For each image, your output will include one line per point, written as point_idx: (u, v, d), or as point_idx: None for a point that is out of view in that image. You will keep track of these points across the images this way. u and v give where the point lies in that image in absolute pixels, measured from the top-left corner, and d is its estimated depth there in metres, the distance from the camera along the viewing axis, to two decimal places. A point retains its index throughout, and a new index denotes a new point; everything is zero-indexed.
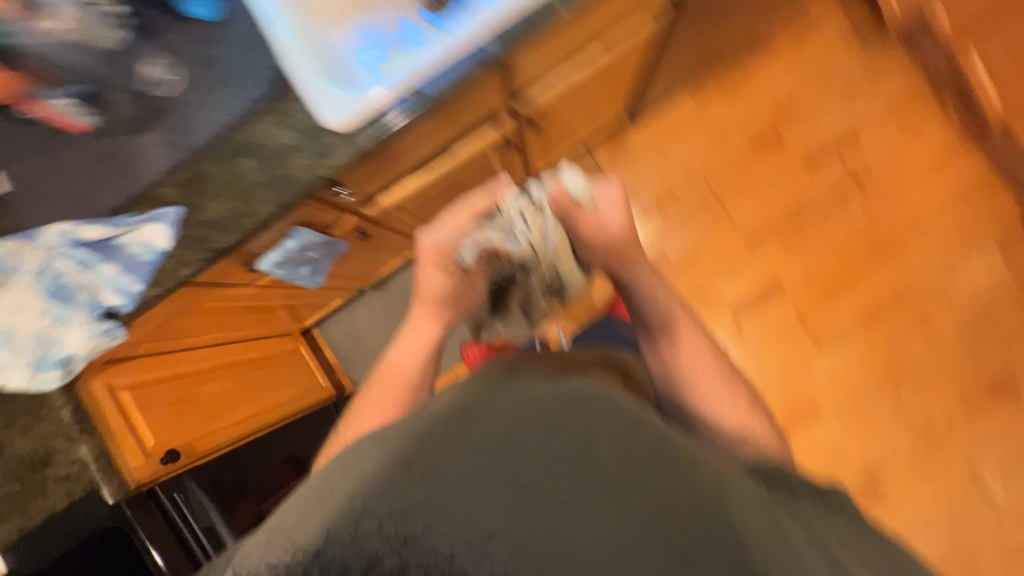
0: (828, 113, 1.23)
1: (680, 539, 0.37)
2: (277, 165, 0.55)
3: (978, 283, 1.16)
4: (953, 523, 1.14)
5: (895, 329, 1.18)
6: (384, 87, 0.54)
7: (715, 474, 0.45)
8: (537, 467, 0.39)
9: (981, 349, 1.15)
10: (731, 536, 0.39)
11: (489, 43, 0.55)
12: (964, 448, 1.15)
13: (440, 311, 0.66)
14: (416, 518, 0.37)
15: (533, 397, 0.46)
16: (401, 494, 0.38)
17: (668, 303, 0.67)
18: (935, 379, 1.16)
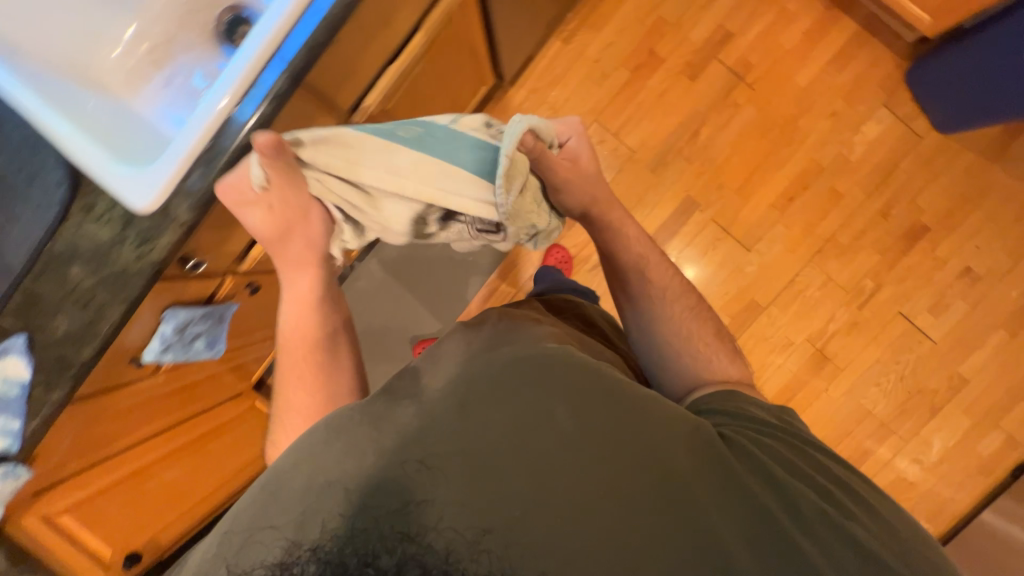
0: (697, 14, 1.20)
1: (604, 462, 0.47)
2: (108, 264, 0.53)
3: (876, 140, 1.20)
4: (900, 368, 1.23)
5: (809, 210, 1.21)
6: (176, 152, 0.51)
7: (639, 423, 0.50)
8: (483, 423, 0.47)
9: (889, 204, 1.20)
10: (641, 452, 0.48)
11: (270, 76, 0.53)
12: (896, 299, 1.22)
13: (280, 241, 0.60)
14: (384, 488, 0.44)
15: (478, 385, 0.50)
16: (376, 490, 0.43)
17: (642, 245, 0.78)
18: (857, 245, 1.21)
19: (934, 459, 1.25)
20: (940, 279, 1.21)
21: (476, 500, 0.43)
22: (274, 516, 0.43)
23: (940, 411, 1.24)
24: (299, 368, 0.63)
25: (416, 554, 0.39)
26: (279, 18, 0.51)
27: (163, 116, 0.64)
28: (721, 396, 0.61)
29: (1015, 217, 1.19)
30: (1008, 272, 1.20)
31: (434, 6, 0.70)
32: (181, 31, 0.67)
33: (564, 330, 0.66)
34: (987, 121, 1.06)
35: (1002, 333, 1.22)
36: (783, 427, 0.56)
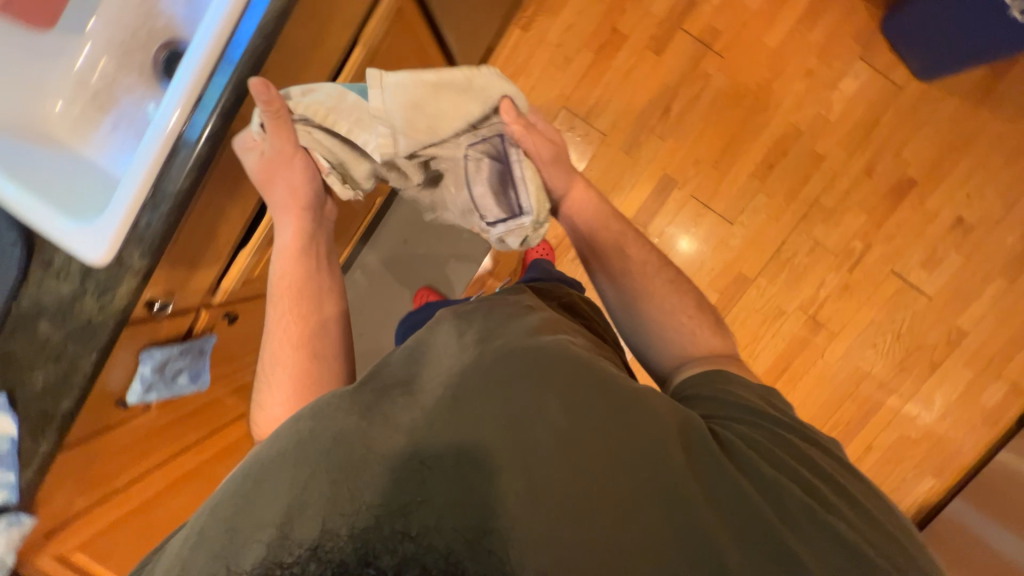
0: None
1: (610, 454, 0.41)
2: (73, 317, 0.55)
3: (854, 96, 1.16)
4: (896, 326, 1.22)
5: (790, 176, 1.18)
6: (117, 204, 0.52)
7: (643, 418, 0.44)
8: (474, 415, 0.42)
9: (872, 162, 1.17)
10: (641, 447, 0.42)
11: (197, 117, 0.52)
12: (887, 258, 1.20)
13: (267, 190, 0.61)
14: (352, 495, 0.38)
15: (474, 375, 0.45)
16: (360, 486, 0.38)
17: (617, 222, 0.74)
18: (844, 206, 1.19)
19: (935, 415, 1.25)
20: (931, 233, 1.18)
21: (476, 499, 0.38)
22: (247, 515, 0.38)
23: (940, 366, 1.23)
24: (288, 329, 0.61)
25: (417, 555, 0.35)
26: (198, 61, 0.51)
27: (113, 162, 0.65)
28: (705, 379, 0.57)
29: (1005, 161, 1.15)
30: (1002, 218, 1.17)
31: (370, 17, 0.68)
32: (120, 73, 0.67)
33: (548, 314, 0.59)
34: (965, 66, 1.03)
35: (1000, 282, 1.19)
36: (770, 417, 0.50)
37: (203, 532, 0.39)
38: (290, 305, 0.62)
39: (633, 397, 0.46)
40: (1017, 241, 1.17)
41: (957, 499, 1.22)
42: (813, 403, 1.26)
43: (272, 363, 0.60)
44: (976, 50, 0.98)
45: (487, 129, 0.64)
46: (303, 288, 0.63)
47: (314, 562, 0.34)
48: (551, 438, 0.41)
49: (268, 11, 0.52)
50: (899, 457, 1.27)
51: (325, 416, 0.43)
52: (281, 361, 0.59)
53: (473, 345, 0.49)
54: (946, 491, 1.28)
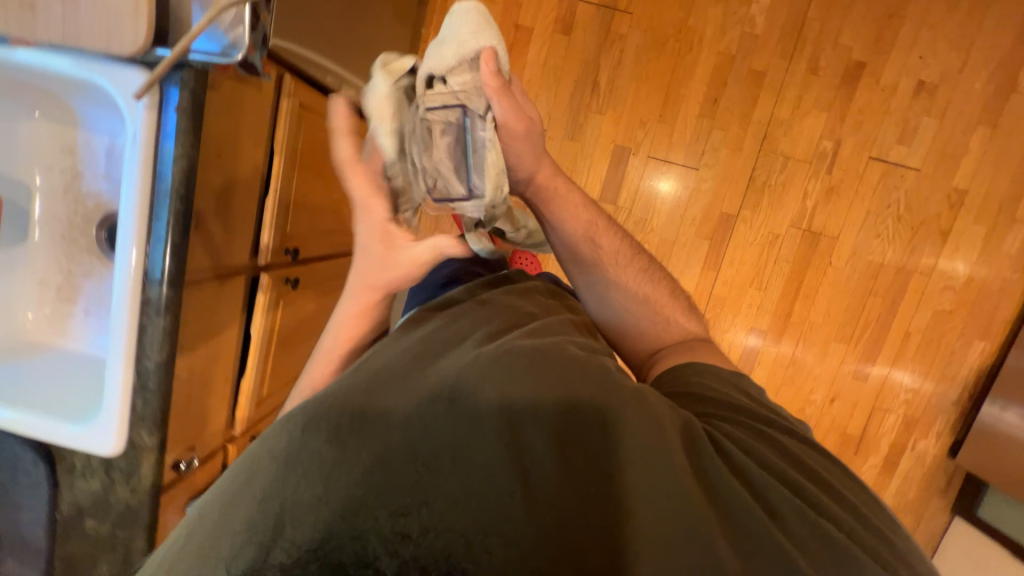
0: None
1: (614, 431, 0.40)
2: (112, 507, 0.59)
3: (773, 2, 1.12)
4: (893, 208, 1.19)
5: (737, 102, 1.16)
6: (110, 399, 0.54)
7: (649, 413, 0.42)
8: (475, 407, 0.39)
9: (813, 60, 1.13)
10: (645, 440, 0.40)
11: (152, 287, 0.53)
12: (861, 147, 1.16)
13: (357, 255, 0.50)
14: (343, 510, 0.35)
15: (470, 371, 0.41)
16: (357, 498, 0.36)
17: (587, 212, 0.67)
18: (801, 113, 1.16)
19: (963, 279, 1.22)
20: (897, 107, 1.14)
21: (475, 496, 0.36)
22: (240, 519, 0.35)
23: (951, 231, 1.20)
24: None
25: (416, 555, 0.34)
26: (131, 243, 0.51)
27: (94, 342, 0.68)
28: (686, 374, 0.57)
29: (948, 9, 1.10)
30: (963, 67, 1.12)
31: (276, 125, 0.68)
32: (71, 263, 0.68)
33: (550, 317, 0.56)
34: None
35: (984, 129, 1.15)
36: (754, 416, 0.50)
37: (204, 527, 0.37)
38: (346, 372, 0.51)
39: (638, 397, 0.43)
40: (985, 84, 1.13)
41: (1010, 355, 1.19)
42: (838, 310, 1.25)
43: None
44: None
45: (460, 89, 0.46)
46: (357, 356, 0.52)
47: (317, 563, 0.34)
48: (550, 427, 0.39)
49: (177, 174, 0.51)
50: (940, 332, 1.25)
51: (321, 418, 0.40)
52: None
53: (469, 344, 0.46)
54: (998, 349, 1.25)
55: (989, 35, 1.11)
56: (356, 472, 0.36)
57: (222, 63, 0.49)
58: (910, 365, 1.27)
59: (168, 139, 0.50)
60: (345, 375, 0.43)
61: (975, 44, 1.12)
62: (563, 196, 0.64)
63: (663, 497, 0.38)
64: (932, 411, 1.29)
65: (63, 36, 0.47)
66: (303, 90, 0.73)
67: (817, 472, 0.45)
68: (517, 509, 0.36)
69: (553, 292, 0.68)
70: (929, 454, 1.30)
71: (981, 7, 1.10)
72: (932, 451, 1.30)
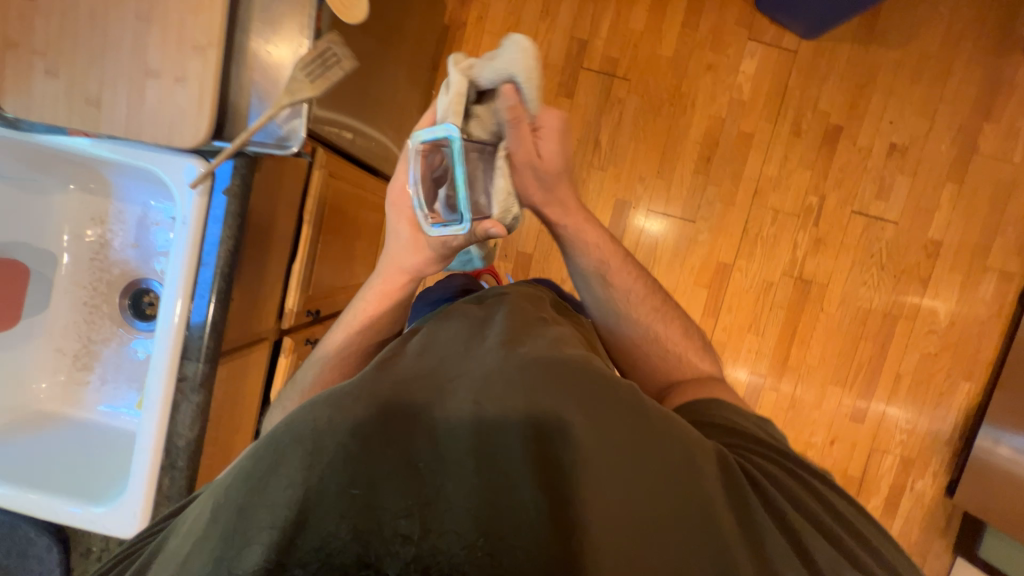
0: (547, 37, 1.25)
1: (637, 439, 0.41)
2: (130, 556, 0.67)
3: (757, 72, 1.23)
4: (876, 258, 1.27)
5: (727, 159, 1.24)
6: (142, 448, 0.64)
7: (664, 429, 0.44)
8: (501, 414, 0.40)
9: (794, 123, 1.23)
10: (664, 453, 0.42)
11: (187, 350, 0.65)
12: (843, 202, 1.25)
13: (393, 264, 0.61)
14: (363, 514, 0.36)
15: (497, 379, 0.41)
16: (369, 503, 0.36)
17: (602, 248, 0.71)
18: (787, 171, 1.24)
19: (945, 323, 1.29)
20: (873, 165, 1.24)
21: (489, 502, 0.37)
22: (266, 509, 0.36)
23: (930, 279, 1.27)
24: (345, 361, 0.62)
25: (418, 555, 0.35)
26: (177, 303, 0.63)
27: (100, 411, 0.85)
28: (721, 407, 0.59)
29: (912, 80, 1.23)
30: (929, 132, 1.23)
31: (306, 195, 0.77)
32: (89, 342, 0.86)
33: (566, 327, 0.57)
34: (848, 14, 1.07)
35: (952, 185, 1.25)
36: (778, 451, 0.52)
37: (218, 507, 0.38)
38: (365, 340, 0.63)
39: (659, 419, 0.44)
40: (949, 146, 1.24)
41: (994, 396, 1.25)
42: (831, 354, 1.30)
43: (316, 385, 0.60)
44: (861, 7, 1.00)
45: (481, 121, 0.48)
46: (375, 328, 0.64)
47: (317, 564, 0.35)
48: (574, 442, 0.39)
49: (220, 251, 0.65)
50: (928, 374, 1.30)
51: (343, 411, 0.40)
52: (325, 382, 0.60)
53: (493, 346, 0.46)
54: (983, 390, 1.31)
55: (949, 104, 1.23)
56: (376, 475, 0.37)
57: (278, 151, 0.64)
58: (902, 407, 1.31)
59: (215, 221, 0.65)
60: (370, 372, 0.43)
61: (938, 112, 1.23)
62: (573, 229, 0.69)
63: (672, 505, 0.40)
64: (927, 452, 1.33)
65: (125, 134, 0.65)
66: (330, 159, 0.81)
67: (857, 527, 0.45)
68: (530, 513, 0.37)
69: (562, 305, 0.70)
70: (927, 494, 1.33)
71: (940, 80, 1.23)
72: (930, 490, 1.33)
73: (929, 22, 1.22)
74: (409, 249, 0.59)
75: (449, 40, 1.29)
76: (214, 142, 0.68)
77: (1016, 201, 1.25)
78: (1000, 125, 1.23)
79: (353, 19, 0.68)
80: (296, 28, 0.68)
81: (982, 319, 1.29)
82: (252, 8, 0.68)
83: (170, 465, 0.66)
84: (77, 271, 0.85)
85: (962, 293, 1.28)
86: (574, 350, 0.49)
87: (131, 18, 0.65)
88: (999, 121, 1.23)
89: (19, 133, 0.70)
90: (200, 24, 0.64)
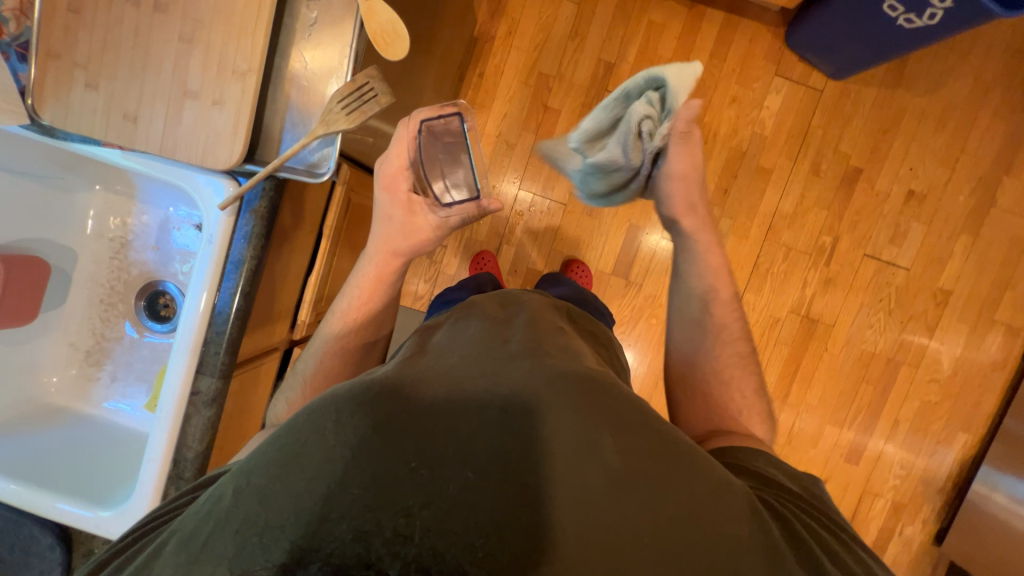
0: (575, 57, 1.30)
1: (632, 453, 0.48)
2: None
3: (781, 109, 1.24)
4: (886, 302, 1.27)
5: (744, 192, 1.25)
6: (158, 438, 0.75)
7: (659, 446, 0.50)
8: (494, 432, 0.47)
9: (810, 159, 1.24)
10: (654, 467, 0.48)
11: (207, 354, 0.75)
12: (856, 245, 1.25)
13: (388, 247, 0.75)
14: (366, 511, 0.42)
15: (523, 387, 0.50)
16: (375, 502, 0.42)
17: (717, 279, 0.81)
18: (803, 209, 1.25)
19: (948, 373, 1.29)
20: (889, 211, 1.24)
21: (488, 509, 0.43)
22: (292, 502, 0.42)
23: (936, 328, 1.27)
24: (345, 343, 0.76)
25: (416, 555, 0.40)
26: (198, 312, 0.73)
27: (108, 403, 0.97)
28: (754, 450, 0.66)
29: (936, 127, 1.23)
30: (948, 181, 1.23)
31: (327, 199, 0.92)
32: (101, 341, 0.97)
33: (576, 341, 0.65)
34: (874, 64, 1.11)
35: (966, 238, 1.25)
36: (806, 501, 0.56)
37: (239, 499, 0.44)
38: (359, 326, 0.77)
39: (654, 437, 0.51)
40: (967, 198, 1.24)
41: (991, 452, 1.25)
42: (832, 395, 1.30)
43: (317, 370, 0.74)
44: (886, 55, 1.06)
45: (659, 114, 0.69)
46: (364, 318, 0.77)
47: (319, 563, 0.40)
48: (575, 454, 0.47)
49: (241, 269, 0.74)
50: (927, 422, 1.31)
51: (364, 408, 0.47)
52: (325, 368, 0.74)
53: (521, 364, 0.53)
54: (980, 443, 1.31)
55: (970, 155, 1.23)
56: (383, 476, 0.43)
57: (311, 181, 0.73)
58: (898, 453, 1.32)
59: (239, 239, 0.74)
60: (389, 376, 0.51)
61: (959, 163, 1.23)
62: (704, 248, 0.80)
63: (660, 517, 0.46)
64: (921, 500, 1.33)
65: (159, 149, 0.71)
66: (349, 170, 0.94)
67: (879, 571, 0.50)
68: (525, 519, 0.43)
69: (575, 316, 0.79)
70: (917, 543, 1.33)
71: (964, 130, 1.23)
72: (918, 537, 1.33)
73: (960, 71, 1.22)
74: (403, 233, 0.74)
75: (477, 51, 1.32)
76: (246, 164, 0.74)
77: None
78: (1019, 181, 1.23)
79: (393, 56, 0.70)
80: (335, 61, 0.74)
81: (989, 373, 1.29)
82: (294, 40, 0.74)
83: (178, 475, 0.77)
84: (98, 270, 0.97)
85: (970, 346, 1.28)
86: (593, 364, 0.57)
87: (175, 39, 0.69)
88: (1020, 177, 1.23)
89: (53, 140, 0.77)
90: (242, 50, 0.69)
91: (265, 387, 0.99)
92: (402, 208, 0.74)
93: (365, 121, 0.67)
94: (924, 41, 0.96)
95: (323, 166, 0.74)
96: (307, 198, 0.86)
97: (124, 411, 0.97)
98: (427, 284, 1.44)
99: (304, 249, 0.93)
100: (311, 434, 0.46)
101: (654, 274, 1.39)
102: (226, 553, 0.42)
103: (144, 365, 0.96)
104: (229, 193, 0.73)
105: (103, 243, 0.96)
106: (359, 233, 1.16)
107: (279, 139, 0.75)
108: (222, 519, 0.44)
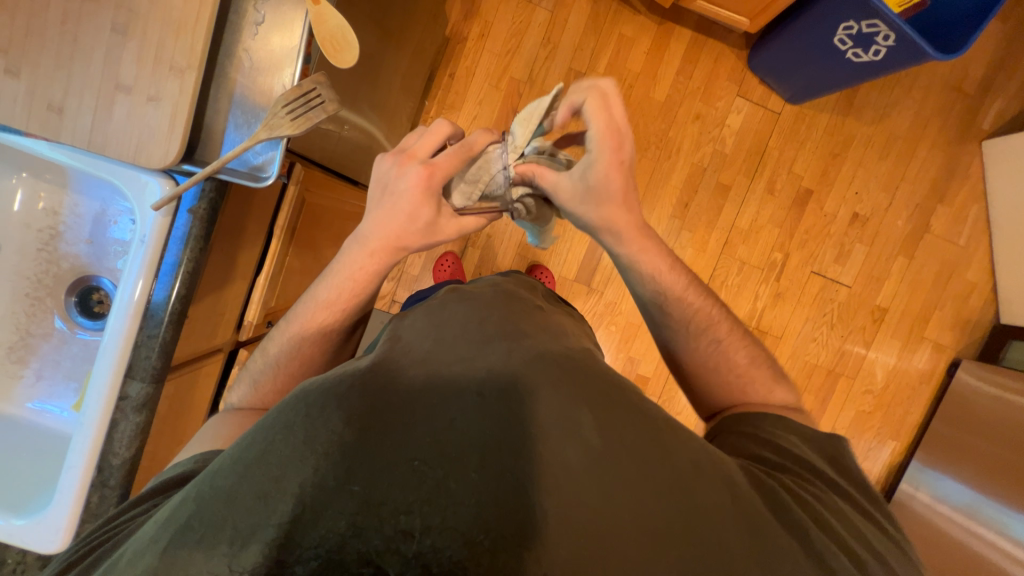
0: (547, 65, 1.48)
1: (611, 439, 0.51)
2: None
3: (740, 128, 1.50)
4: (828, 318, 1.55)
5: (706, 205, 1.52)
6: (82, 444, 0.76)
7: (637, 420, 0.54)
8: (477, 412, 0.50)
9: (749, 180, 1.52)
10: (638, 450, 0.51)
11: (135, 357, 0.77)
12: (805, 261, 1.54)
13: (399, 241, 0.67)
14: (360, 504, 0.43)
15: (501, 372, 0.53)
16: (369, 498, 0.44)
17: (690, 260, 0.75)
18: (757, 225, 1.53)
19: (881, 384, 1.57)
20: (835, 232, 1.53)
21: (473, 498, 0.45)
22: (284, 498, 0.44)
23: (873, 341, 1.56)
24: (325, 335, 0.71)
25: (418, 551, 0.42)
26: (125, 316, 0.75)
27: (29, 403, 0.94)
28: (775, 419, 0.68)
29: (878, 156, 1.52)
30: (888, 206, 1.52)
31: (285, 195, 0.95)
32: (26, 338, 0.94)
33: (551, 316, 0.70)
34: (820, 94, 1.37)
35: (903, 258, 1.54)
36: (824, 480, 0.59)
37: (213, 499, 0.45)
38: (336, 320, 0.71)
39: (633, 415, 0.55)
40: (905, 222, 1.53)
41: (916, 454, 1.53)
42: None
43: (293, 357, 0.70)
44: (842, 83, 1.26)
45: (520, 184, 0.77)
46: (350, 308, 0.70)
47: (318, 560, 0.41)
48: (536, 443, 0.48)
49: (175, 273, 0.76)
50: (861, 428, 1.58)
51: (340, 400, 0.49)
52: (302, 354, 0.70)
53: (500, 347, 0.57)
54: (907, 447, 1.59)
55: (910, 183, 1.52)
56: (367, 468, 0.45)
57: (251, 186, 0.72)
58: None
59: (174, 242, 0.76)
60: (364, 368, 0.53)
61: (899, 189, 1.52)
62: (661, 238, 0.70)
63: (628, 505, 0.48)
64: None
65: (86, 146, 0.69)
66: (312, 170, 0.99)
67: (895, 553, 0.53)
68: (510, 504, 0.45)
69: (556, 296, 0.83)
70: None
71: (906, 158, 1.52)
72: None
73: (901, 104, 1.50)
74: (422, 233, 0.68)
75: (449, 51, 1.47)
76: (183, 164, 0.74)
77: (954, 281, 1.55)
78: (951, 209, 1.53)
79: (341, 63, 0.69)
80: (282, 64, 0.73)
81: (906, 372, 1.57)
82: (240, 39, 0.73)
83: (102, 483, 0.79)
84: (24, 263, 0.92)
85: (892, 345, 1.56)
86: (573, 343, 0.63)
87: (107, 30, 0.68)
88: (949, 206, 1.53)
89: None
90: (179, 47, 0.68)
91: (205, 389, 1.00)
92: (429, 210, 0.67)
93: (310, 127, 0.68)
94: (873, 75, 1.17)
95: (267, 170, 0.74)
96: (253, 201, 0.88)
97: (51, 412, 0.94)
98: (392, 283, 1.56)
99: (248, 253, 0.94)
100: (292, 426, 0.48)
101: (615, 280, 1.57)
102: (201, 550, 0.43)
103: (75, 364, 0.95)
104: (164, 193, 0.73)
105: (29, 235, 0.91)
106: (317, 235, 1.18)
107: (221, 138, 0.75)
108: (206, 519, 0.44)
